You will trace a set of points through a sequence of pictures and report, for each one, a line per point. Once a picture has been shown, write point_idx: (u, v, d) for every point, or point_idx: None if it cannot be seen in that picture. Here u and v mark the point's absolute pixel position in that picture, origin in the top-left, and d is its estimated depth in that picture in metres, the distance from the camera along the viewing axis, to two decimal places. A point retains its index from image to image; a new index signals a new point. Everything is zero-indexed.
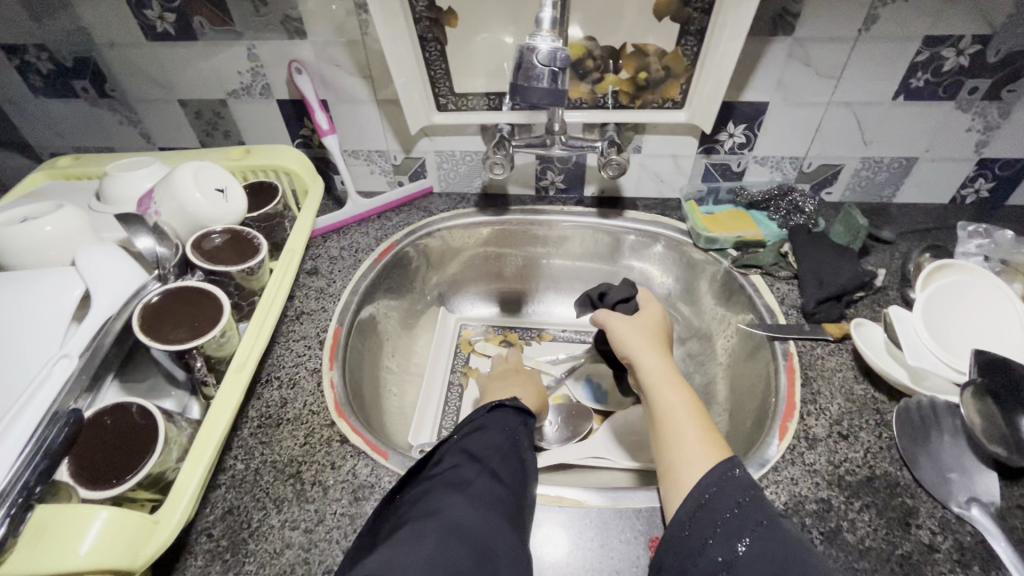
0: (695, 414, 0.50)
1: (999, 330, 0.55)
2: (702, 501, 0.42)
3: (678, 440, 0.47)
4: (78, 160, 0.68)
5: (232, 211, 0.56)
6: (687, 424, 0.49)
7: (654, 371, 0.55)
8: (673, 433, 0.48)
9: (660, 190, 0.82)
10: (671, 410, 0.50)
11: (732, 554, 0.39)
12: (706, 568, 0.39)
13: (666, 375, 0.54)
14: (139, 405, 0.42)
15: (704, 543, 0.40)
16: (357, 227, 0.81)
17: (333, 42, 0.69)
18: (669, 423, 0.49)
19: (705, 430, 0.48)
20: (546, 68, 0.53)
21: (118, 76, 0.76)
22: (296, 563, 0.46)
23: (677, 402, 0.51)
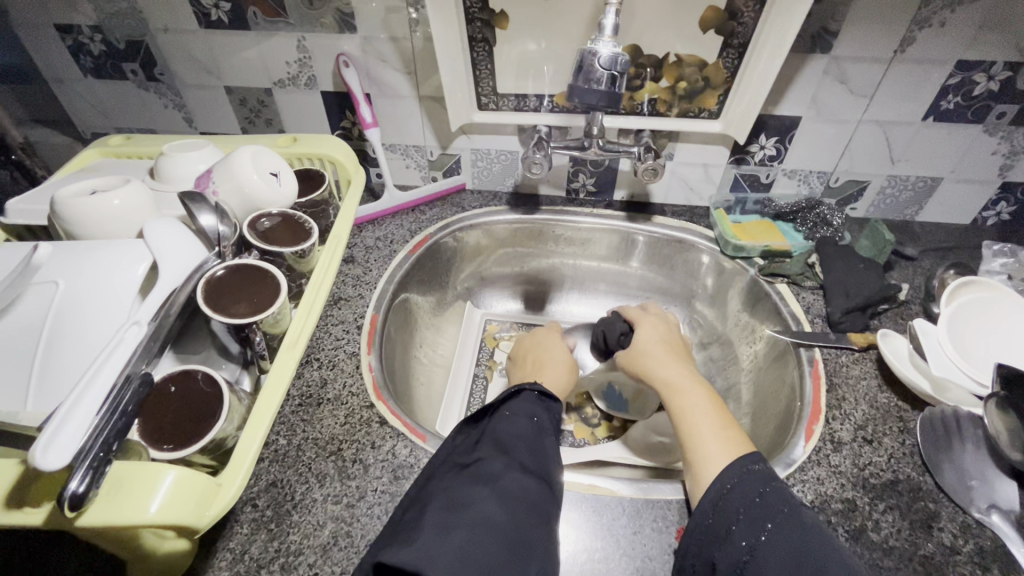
0: (712, 415, 0.51)
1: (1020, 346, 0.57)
2: (725, 491, 0.43)
3: (698, 439, 0.49)
4: (130, 140, 0.70)
5: (284, 195, 0.58)
6: (705, 424, 0.50)
7: (669, 377, 0.57)
8: (691, 432, 0.51)
9: (689, 197, 0.84)
10: (689, 412, 0.52)
11: (754, 540, 0.40)
12: (730, 553, 0.41)
13: (683, 381, 0.56)
14: (204, 373, 0.44)
15: (729, 530, 0.42)
16: (392, 219, 0.83)
17: (382, 38, 0.72)
18: (687, 423, 0.51)
19: (723, 430, 0.50)
20: (605, 71, 0.56)
21: (168, 61, 0.78)
22: (339, 536, 0.47)
23: (695, 404, 0.53)
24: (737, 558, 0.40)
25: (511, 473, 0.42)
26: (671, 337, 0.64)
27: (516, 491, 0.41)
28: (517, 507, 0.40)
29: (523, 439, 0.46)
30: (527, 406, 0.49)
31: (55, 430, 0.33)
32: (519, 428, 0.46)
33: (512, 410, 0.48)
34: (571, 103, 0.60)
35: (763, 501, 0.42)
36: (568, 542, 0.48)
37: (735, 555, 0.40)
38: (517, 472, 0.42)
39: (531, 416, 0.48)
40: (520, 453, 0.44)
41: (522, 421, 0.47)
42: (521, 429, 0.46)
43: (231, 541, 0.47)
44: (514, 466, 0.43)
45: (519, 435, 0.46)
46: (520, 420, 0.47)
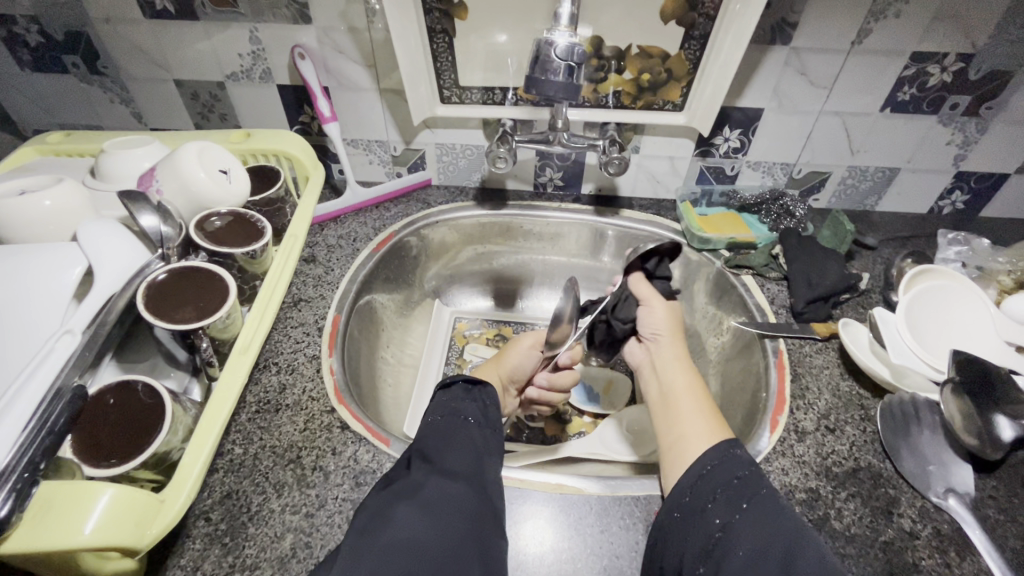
0: (700, 401, 0.51)
1: (977, 331, 0.59)
2: (704, 472, 0.43)
3: (685, 421, 0.49)
4: (69, 137, 0.66)
5: (235, 193, 0.56)
6: (693, 404, 0.51)
7: (672, 356, 0.57)
8: (681, 408, 0.51)
9: (656, 191, 0.84)
10: (680, 389, 0.53)
11: (728, 518, 0.40)
12: (704, 529, 0.40)
13: (678, 361, 0.56)
14: (145, 383, 0.42)
15: (705, 507, 0.41)
16: (354, 216, 0.81)
17: (338, 29, 0.69)
18: (679, 400, 0.51)
19: (709, 415, 0.49)
20: (563, 62, 0.55)
21: (112, 53, 0.74)
22: (297, 547, 0.45)
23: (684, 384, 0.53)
24: (709, 534, 0.40)
25: (431, 478, 0.42)
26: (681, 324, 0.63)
27: (451, 506, 0.40)
28: (448, 520, 0.39)
29: (453, 438, 0.46)
30: (445, 400, 0.50)
31: None
32: (441, 427, 0.47)
33: (437, 406, 0.49)
34: (530, 95, 0.58)
35: (740, 483, 0.42)
36: (533, 544, 0.47)
37: (707, 532, 0.40)
38: (435, 477, 0.42)
39: (456, 409, 0.48)
40: (444, 454, 0.44)
41: (442, 418, 0.47)
42: (444, 429, 0.46)
43: (182, 558, 0.44)
44: (437, 476, 0.42)
45: (442, 437, 0.45)
46: (445, 421, 0.47)
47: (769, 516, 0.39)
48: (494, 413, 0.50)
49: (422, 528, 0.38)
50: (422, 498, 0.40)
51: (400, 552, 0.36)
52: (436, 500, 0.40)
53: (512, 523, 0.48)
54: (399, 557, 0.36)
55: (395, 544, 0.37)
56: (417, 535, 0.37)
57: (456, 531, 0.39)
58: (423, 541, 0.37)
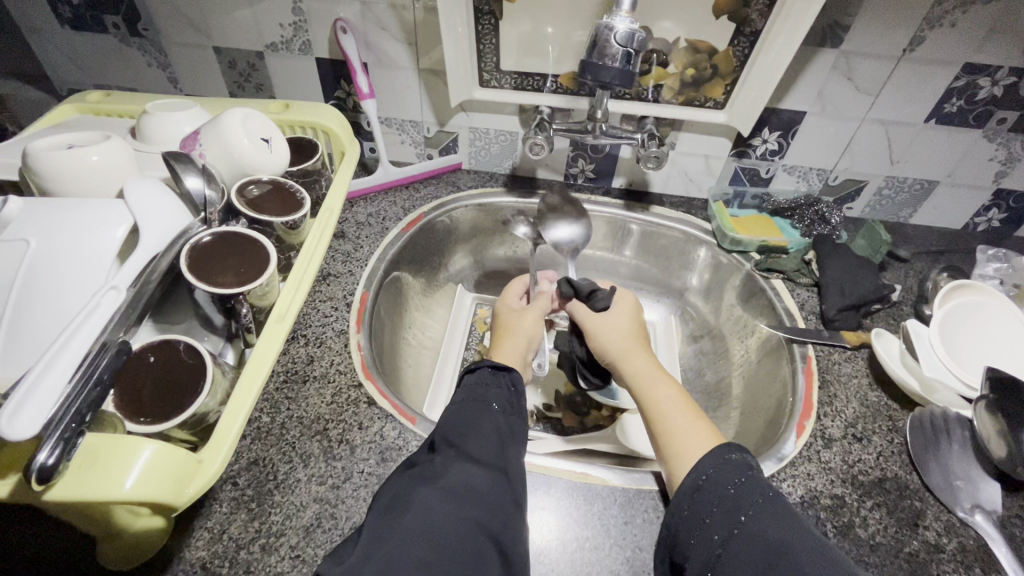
0: (683, 406, 0.51)
1: (1009, 330, 0.59)
2: (698, 484, 0.42)
3: (675, 432, 0.48)
4: (109, 97, 0.66)
5: (276, 161, 0.56)
6: (675, 416, 0.50)
7: (641, 369, 0.56)
8: (665, 426, 0.49)
9: (688, 189, 0.84)
10: (662, 404, 0.52)
11: (729, 531, 0.39)
12: (704, 546, 0.39)
13: (653, 366, 0.56)
14: (187, 343, 0.42)
15: (703, 521, 0.40)
16: (385, 195, 0.80)
17: (381, 5, 0.68)
18: (664, 419, 0.50)
19: (695, 420, 0.49)
20: (621, 48, 0.55)
21: (153, 16, 0.74)
22: (322, 518, 0.46)
23: (665, 397, 0.52)
24: (710, 550, 0.39)
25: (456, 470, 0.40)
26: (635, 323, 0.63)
27: (484, 488, 0.40)
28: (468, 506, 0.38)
29: (474, 421, 0.45)
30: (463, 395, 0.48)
31: (22, 399, 0.31)
32: (462, 415, 0.46)
33: (467, 393, 0.48)
34: (584, 80, 0.59)
35: (736, 492, 0.40)
36: (553, 532, 0.47)
37: (708, 547, 0.39)
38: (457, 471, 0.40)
39: (483, 398, 0.48)
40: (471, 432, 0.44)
41: (469, 405, 0.47)
42: (479, 422, 0.45)
43: (208, 519, 0.45)
44: (460, 461, 0.41)
45: (473, 426, 0.44)
46: (477, 411, 0.46)
47: (775, 527, 0.38)
48: (517, 399, 0.49)
49: (442, 515, 0.37)
50: (444, 484, 0.39)
51: (418, 538, 0.35)
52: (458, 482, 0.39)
53: (533, 508, 0.48)
54: (418, 543, 0.35)
55: (419, 528, 0.36)
56: (436, 525, 0.36)
57: (480, 514, 0.38)
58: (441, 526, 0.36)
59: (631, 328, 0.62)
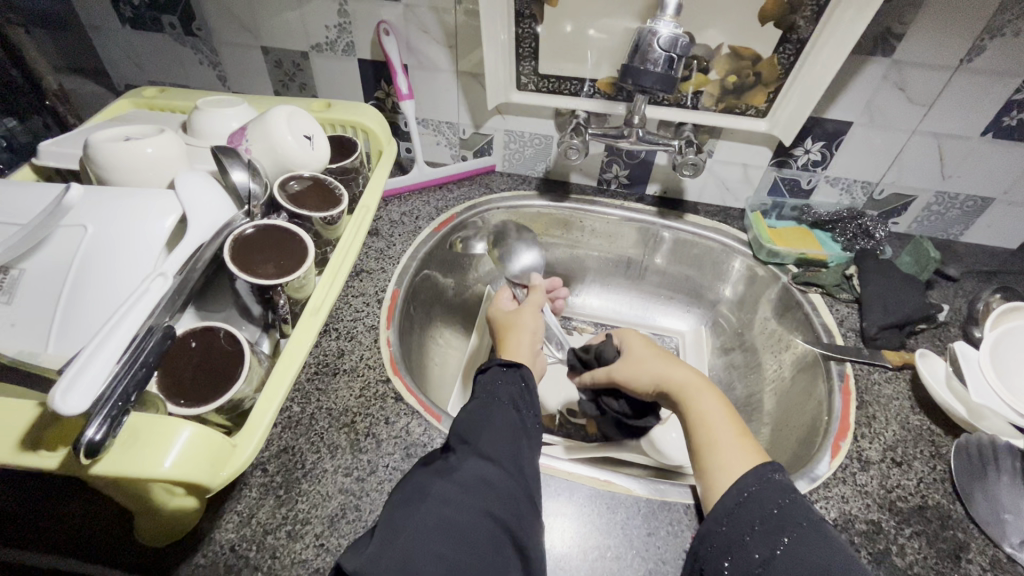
0: (729, 419, 0.50)
1: None
2: (741, 499, 0.41)
3: (720, 446, 0.47)
4: (163, 93, 0.69)
5: (317, 158, 0.57)
6: (721, 429, 0.49)
7: (683, 382, 0.54)
8: (709, 439, 0.48)
9: (724, 198, 0.82)
10: (707, 416, 0.51)
11: (769, 552, 0.38)
12: (742, 564, 0.39)
13: (696, 381, 0.54)
14: (226, 331, 0.44)
15: (743, 540, 0.39)
16: (419, 194, 0.82)
17: (424, 8, 0.70)
18: (709, 432, 0.49)
19: (740, 436, 0.48)
20: (665, 53, 0.54)
21: (206, 16, 0.77)
22: (346, 510, 0.46)
23: (712, 409, 0.51)
24: (750, 568, 0.38)
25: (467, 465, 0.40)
26: (656, 347, 0.61)
27: (498, 485, 0.40)
28: (481, 502, 0.38)
29: (489, 419, 0.44)
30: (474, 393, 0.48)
31: (74, 376, 0.32)
32: (476, 411, 0.45)
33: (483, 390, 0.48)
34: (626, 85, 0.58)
35: (782, 513, 0.40)
36: (574, 539, 0.46)
37: (747, 566, 0.38)
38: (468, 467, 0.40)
39: (492, 394, 0.47)
40: (484, 428, 0.43)
41: (483, 400, 0.46)
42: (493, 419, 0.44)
43: (238, 503, 0.46)
44: (474, 456, 0.41)
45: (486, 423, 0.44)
46: (490, 407, 0.45)
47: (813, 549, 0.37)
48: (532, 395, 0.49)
49: (456, 510, 0.37)
50: (461, 478, 0.39)
51: (436, 532, 0.35)
52: (471, 479, 0.39)
53: (555, 513, 0.48)
54: (434, 537, 0.35)
55: (436, 521, 0.36)
56: (452, 519, 0.36)
57: (497, 512, 0.38)
58: (456, 520, 0.36)
59: (659, 353, 0.60)
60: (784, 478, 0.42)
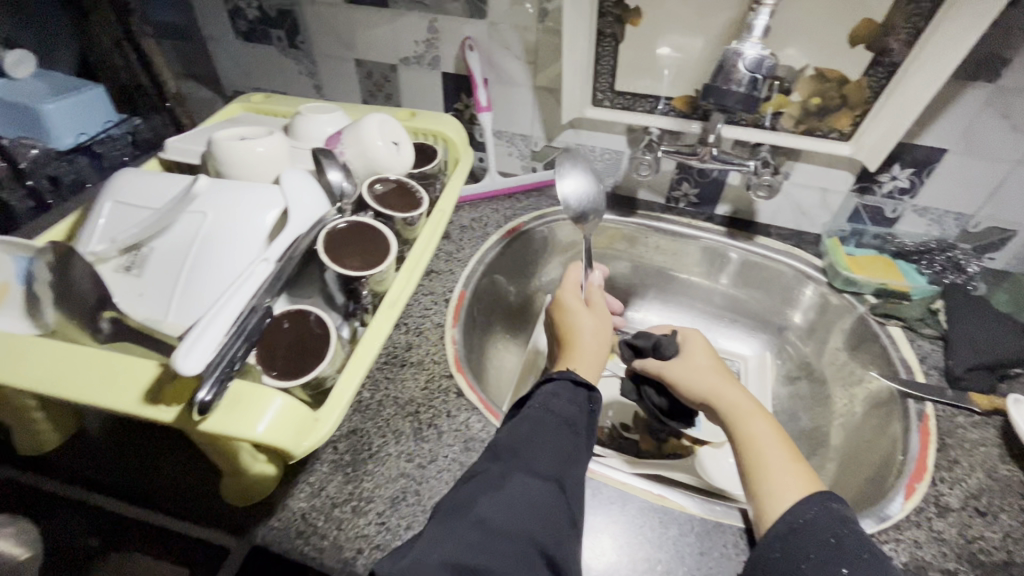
0: (782, 445, 0.49)
1: None
2: (795, 526, 0.41)
3: (771, 471, 0.46)
4: (268, 99, 0.76)
5: (402, 162, 0.61)
6: (774, 453, 0.48)
7: (734, 403, 0.53)
8: (760, 463, 0.47)
9: (799, 223, 0.79)
10: (759, 440, 0.49)
11: None
12: None
13: (748, 403, 0.53)
14: (316, 315, 0.48)
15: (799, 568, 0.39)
16: (488, 202, 0.85)
17: (508, 26, 0.73)
18: (760, 456, 0.48)
19: (793, 463, 0.47)
20: (749, 73, 0.55)
21: (310, 31, 0.85)
22: (406, 493, 0.49)
23: (763, 433, 0.50)
24: None
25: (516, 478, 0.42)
26: (712, 359, 0.60)
27: (537, 501, 0.40)
28: (518, 516, 0.39)
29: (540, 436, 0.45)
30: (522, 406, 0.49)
31: (194, 342, 0.38)
32: (529, 425, 0.46)
33: (539, 403, 0.48)
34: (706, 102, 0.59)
35: (839, 544, 0.39)
36: (624, 549, 0.47)
37: None
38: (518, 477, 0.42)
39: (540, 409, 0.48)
40: (532, 445, 0.45)
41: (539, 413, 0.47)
42: (544, 435, 0.45)
43: (311, 475, 0.50)
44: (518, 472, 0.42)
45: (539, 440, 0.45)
46: (540, 423, 0.46)
47: None
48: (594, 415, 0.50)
49: (492, 521, 0.38)
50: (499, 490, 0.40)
51: (470, 539, 0.37)
52: (514, 494, 0.40)
53: (606, 520, 0.48)
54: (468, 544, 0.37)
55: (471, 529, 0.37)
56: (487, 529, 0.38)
57: (532, 528, 0.39)
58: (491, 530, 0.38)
59: (713, 364, 0.59)
60: (840, 509, 0.42)
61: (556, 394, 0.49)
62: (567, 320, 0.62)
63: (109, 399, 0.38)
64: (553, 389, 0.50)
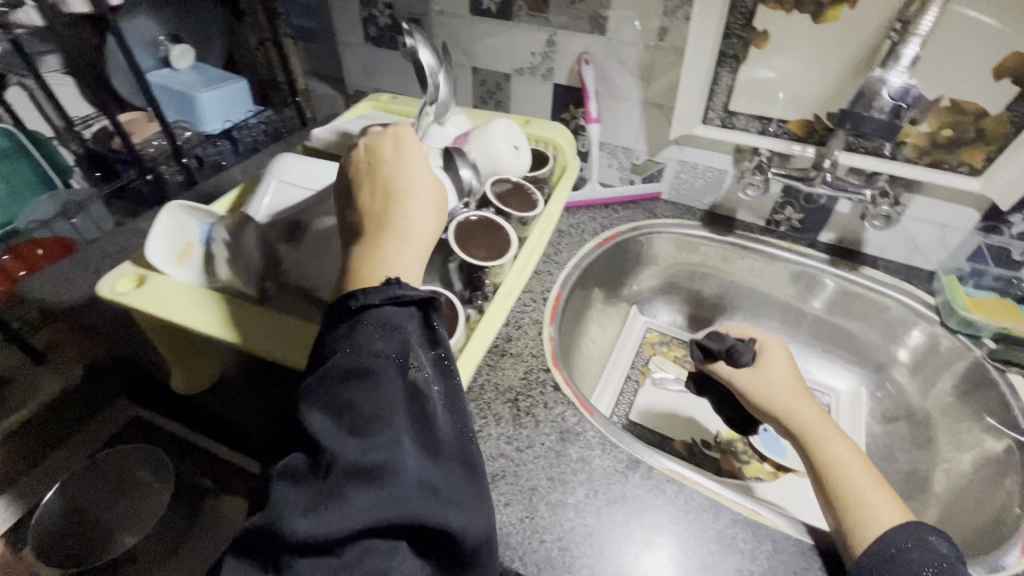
0: (865, 468, 0.49)
1: None
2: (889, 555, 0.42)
3: (857, 493, 0.47)
4: (394, 99, 0.83)
5: (520, 166, 0.65)
6: (859, 476, 0.48)
7: (813, 421, 0.54)
8: (844, 484, 0.48)
9: (910, 257, 0.77)
10: (840, 461, 0.50)
11: None
12: None
13: (825, 424, 0.53)
14: (446, 298, 0.52)
15: None
16: (586, 210, 0.88)
17: (627, 42, 0.76)
18: (845, 477, 0.48)
19: (879, 487, 0.47)
20: (893, 102, 0.57)
21: (434, 39, 0.92)
22: (506, 472, 0.52)
23: (845, 454, 0.50)
24: None
25: (346, 445, 0.34)
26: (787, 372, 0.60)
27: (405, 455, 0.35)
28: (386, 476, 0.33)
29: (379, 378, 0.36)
30: (332, 337, 0.38)
31: None
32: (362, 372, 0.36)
33: (351, 349, 0.37)
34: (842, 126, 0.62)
35: None
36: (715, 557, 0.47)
37: None
38: (351, 452, 0.34)
39: (361, 349, 0.37)
40: (361, 399, 0.35)
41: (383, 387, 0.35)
42: (385, 379, 0.36)
43: None
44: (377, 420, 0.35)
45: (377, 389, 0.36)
46: (369, 364, 0.36)
47: None
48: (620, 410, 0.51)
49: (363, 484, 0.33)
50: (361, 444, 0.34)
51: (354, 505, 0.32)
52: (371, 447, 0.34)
53: (696, 529, 0.49)
54: (351, 508, 0.32)
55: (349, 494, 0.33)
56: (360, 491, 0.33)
57: (399, 484, 0.33)
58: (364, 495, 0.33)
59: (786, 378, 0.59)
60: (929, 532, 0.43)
61: (391, 326, 0.38)
62: (394, 162, 0.47)
63: (254, 339, 0.46)
64: (386, 316, 0.38)
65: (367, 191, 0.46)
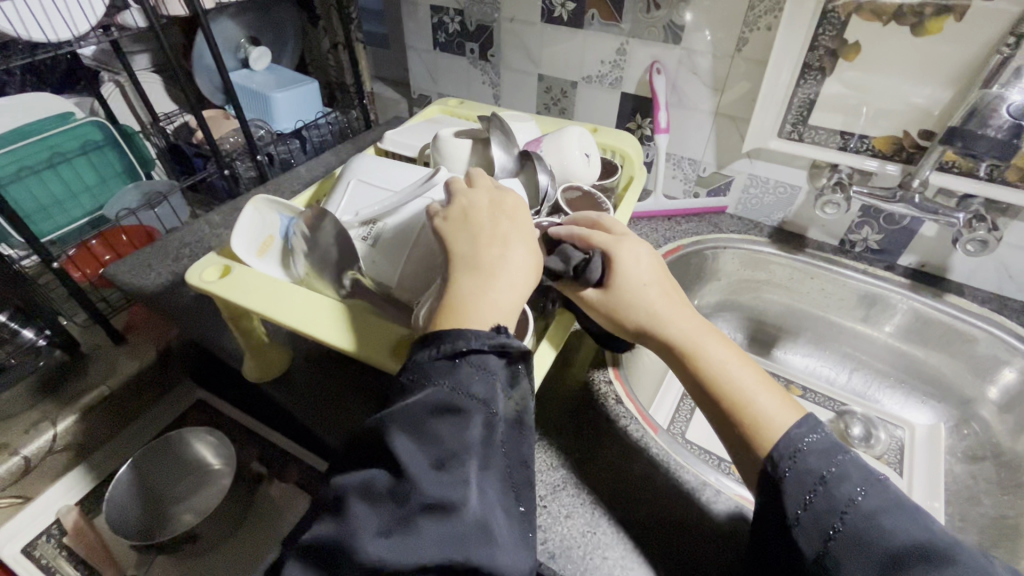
0: (748, 366, 0.45)
1: None
2: None
3: (755, 401, 0.42)
4: (462, 104, 0.84)
5: (590, 173, 0.65)
6: (741, 374, 0.44)
7: (682, 323, 0.47)
8: (739, 394, 0.43)
9: (1002, 285, 0.72)
10: (718, 363, 0.45)
11: None
12: None
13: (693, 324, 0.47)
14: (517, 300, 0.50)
15: None
16: (648, 222, 0.86)
17: (702, 52, 0.75)
18: (734, 387, 0.43)
19: (769, 389, 0.43)
20: (1012, 120, 0.57)
21: (502, 46, 0.93)
22: (568, 483, 0.51)
23: (722, 356, 0.45)
24: None
25: (426, 477, 0.34)
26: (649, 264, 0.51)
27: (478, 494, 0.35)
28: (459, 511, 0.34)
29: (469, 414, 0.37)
30: (421, 364, 0.38)
31: None
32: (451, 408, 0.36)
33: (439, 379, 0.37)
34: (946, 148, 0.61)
35: None
36: None
37: None
38: (427, 483, 0.34)
39: (456, 387, 0.37)
40: (445, 434, 0.36)
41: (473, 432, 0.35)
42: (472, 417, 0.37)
43: None
44: (456, 453, 0.35)
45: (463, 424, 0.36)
46: (461, 404, 0.36)
47: None
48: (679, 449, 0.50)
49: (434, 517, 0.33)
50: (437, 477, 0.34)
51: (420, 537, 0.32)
52: (446, 481, 0.34)
53: None
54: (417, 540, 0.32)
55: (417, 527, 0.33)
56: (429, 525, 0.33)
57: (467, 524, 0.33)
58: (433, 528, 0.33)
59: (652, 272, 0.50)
60: (826, 439, 0.39)
61: (486, 370, 0.38)
62: (512, 208, 0.46)
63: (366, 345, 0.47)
64: (483, 359, 0.38)
65: (462, 235, 0.43)
